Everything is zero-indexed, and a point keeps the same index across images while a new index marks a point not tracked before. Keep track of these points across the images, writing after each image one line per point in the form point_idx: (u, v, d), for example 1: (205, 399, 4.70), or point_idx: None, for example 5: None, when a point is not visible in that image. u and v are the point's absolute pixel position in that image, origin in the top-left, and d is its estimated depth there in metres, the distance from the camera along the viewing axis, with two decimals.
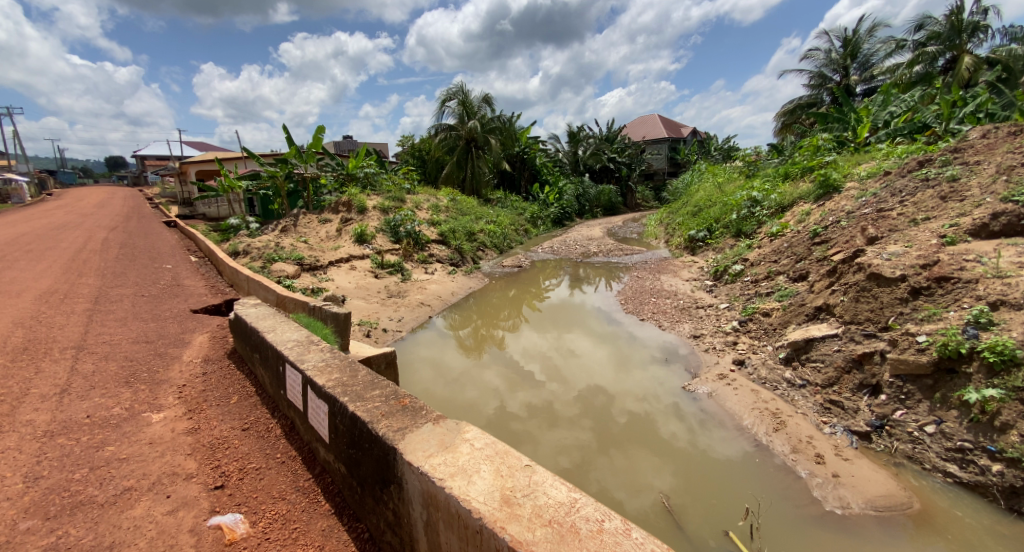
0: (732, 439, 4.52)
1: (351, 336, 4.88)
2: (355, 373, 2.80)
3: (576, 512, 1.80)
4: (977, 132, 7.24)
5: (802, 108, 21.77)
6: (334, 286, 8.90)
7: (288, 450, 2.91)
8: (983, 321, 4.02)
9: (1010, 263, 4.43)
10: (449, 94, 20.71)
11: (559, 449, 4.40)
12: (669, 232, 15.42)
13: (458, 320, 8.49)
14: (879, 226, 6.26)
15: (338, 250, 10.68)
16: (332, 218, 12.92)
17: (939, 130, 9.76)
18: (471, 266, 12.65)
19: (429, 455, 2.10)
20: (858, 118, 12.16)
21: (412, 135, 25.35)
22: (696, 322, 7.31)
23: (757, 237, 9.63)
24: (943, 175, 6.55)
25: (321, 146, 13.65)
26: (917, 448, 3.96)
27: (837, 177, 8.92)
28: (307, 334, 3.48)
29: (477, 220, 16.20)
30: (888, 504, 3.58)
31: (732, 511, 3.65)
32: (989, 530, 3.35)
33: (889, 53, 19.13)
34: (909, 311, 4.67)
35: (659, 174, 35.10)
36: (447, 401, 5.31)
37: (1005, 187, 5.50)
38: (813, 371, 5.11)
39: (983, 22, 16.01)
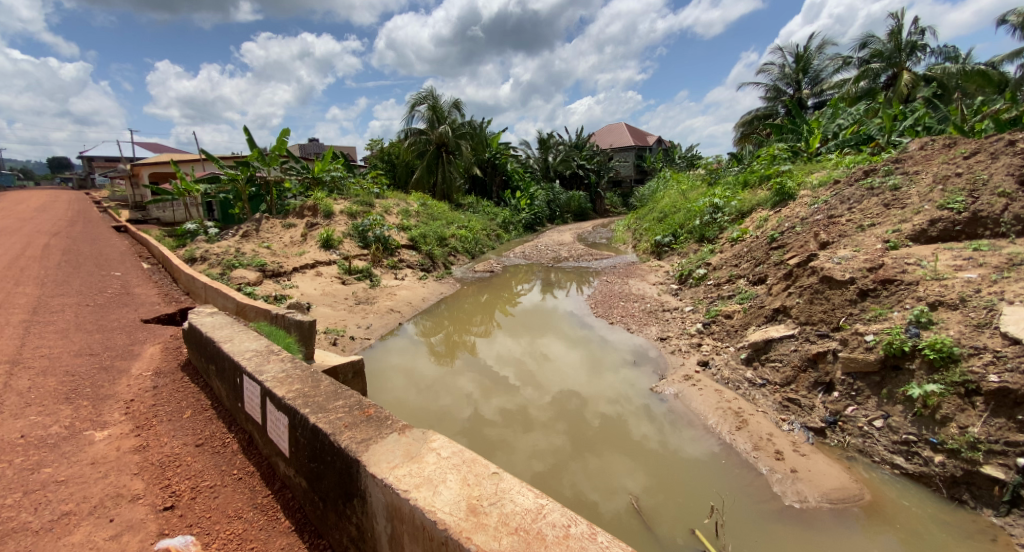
0: (700, 439, 4.62)
1: (315, 346, 4.75)
2: (317, 384, 2.72)
3: (542, 518, 1.80)
4: (915, 144, 7.74)
5: (759, 119, 22.80)
6: (298, 293, 8.64)
7: (246, 466, 2.80)
8: (923, 321, 4.28)
9: (947, 266, 4.75)
10: (419, 98, 20.55)
11: (533, 454, 4.39)
12: (636, 237, 15.76)
13: (428, 326, 8.40)
14: (830, 232, 6.56)
15: (303, 256, 10.39)
16: (296, 222, 12.57)
17: (883, 142, 10.39)
18: (442, 272, 12.56)
19: (393, 466, 2.06)
20: (810, 129, 12.80)
21: (381, 139, 25.04)
22: (662, 325, 7.48)
23: (719, 242, 9.95)
24: (887, 183, 6.95)
25: (285, 149, 13.32)
26: (868, 442, 4.16)
27: (792, 185, 9.32)
28: (266, 344, 3.35)
29: (447, 225, 16.11)
30: (842, 496, 3.74)
31: (697, 510, 3.72)
32: (933, 518, 3.54)
33: (837, 69, 20.27)
34: (858, 312, 4.91)
35: (627, 181, 35.91)
36: (419, 409, 5.22)
37: (942, 195, 5.87)
38: (771, 370, 5.30)
39: (920, 41, 17.17)
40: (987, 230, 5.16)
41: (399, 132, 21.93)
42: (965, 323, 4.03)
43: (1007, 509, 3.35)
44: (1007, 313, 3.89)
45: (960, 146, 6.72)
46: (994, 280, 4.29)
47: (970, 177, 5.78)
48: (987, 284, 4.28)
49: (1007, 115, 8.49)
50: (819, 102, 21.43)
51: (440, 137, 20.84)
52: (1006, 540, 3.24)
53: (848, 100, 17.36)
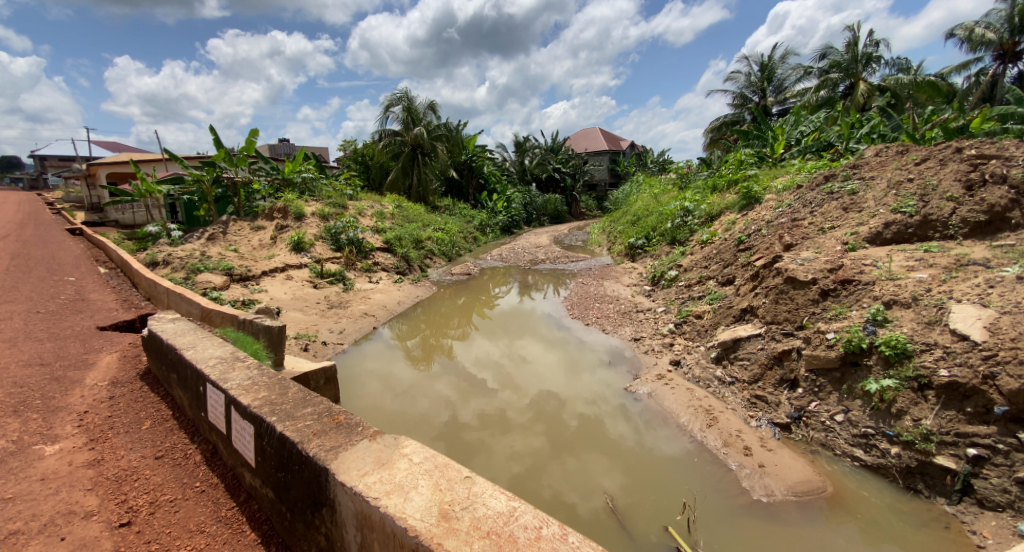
0: (674, 437, 4.71)
1: (285, 352, 4.64)
2: (284, 391, 2.65)
3: (514, 521, 1.80)
4: (871, 150, 8.10)
5: (727, 125, 23.49)
6: (268, 297, 8.42)
7: (209, 478, 2.70)
8: (880, 319, 4.47)
9: (900, 267, 4.99)
10: (393, 99, 20.35)
11: (511, 456, 4.39)
12: (610, 240, 15.98)
13: (404, 330, 8.31)
14: (794, 234, 6.80)
15: (273, 259, 10.12)
16: (265, 225, 12.25)
17: (842, 148, 10.85)
18: (418, 275, 12.44)
19: (364, 473, 2.03)
20: (775, 136, 13.26)
21: (354, 140, 24.68)
22: (636, 325, 7.60)
23: (690, 244, 10.19)
24: (845, 188, 7.25)
25: (254, 150, 12.99)
26: (829, 435, 4.32)
27: (758, 190, 9.63)
28: (231, 350, 3.25)
29: (423, 227, 15.98)
30: (806, 489, 3.87)
31: (670, 507, 3.79)
32: (891, 508, 3.69)
33: (799, 78, 21.08)
34: (820, 311, 5.10)
35: (602, 184, 36.38)
36: (395, 415, 5.15)
37: (896, 199, 6.17)
38: (740, 368, 5.45)
39: (875, 53, 18.02)
40: (936, 233, 5.45)
41: (373, 133, 21.66)
42: (917, 321, 4.24)
43: (959, 497, 3.52)
44: (954, 311, 4.11)
45: (911, 153, 7.08)
46: (943, 280, 4.53)
47: (921, 183, 6.09)
48: (937, 283, 4.51)
49: (954, 124, 8.98)
50: (782, 109, 22.21)
51: (415, 139, 20.67)
52: (958, 527, 3.40)
53: (809, 108, 18.05)
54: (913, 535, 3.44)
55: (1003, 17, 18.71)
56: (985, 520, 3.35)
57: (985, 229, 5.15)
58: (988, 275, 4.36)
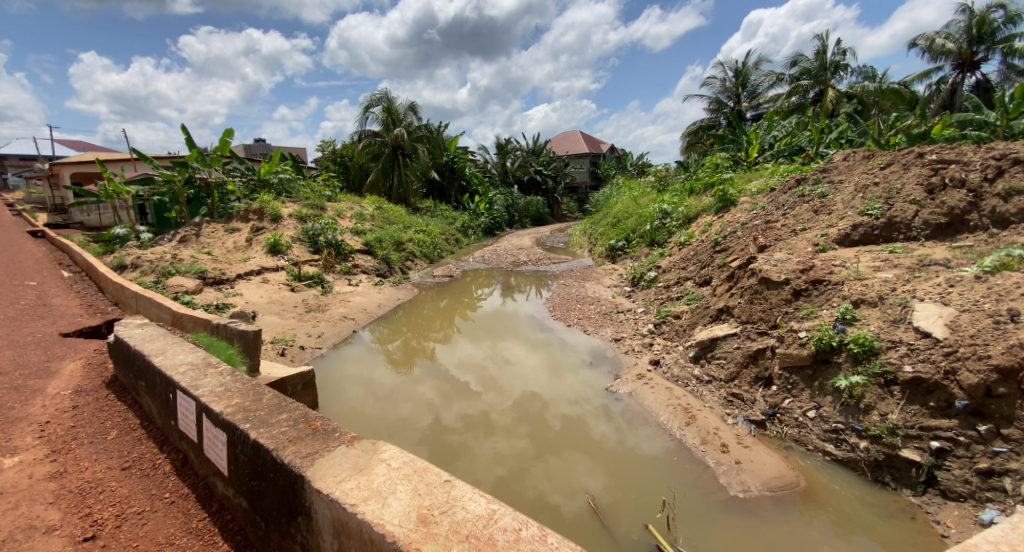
0: (655, 436, 4.78)
1: (260, 357, 4.55)
2: (259, 397, 2.60)
3: (493, 523, 1.80)
4: (840, 154, 8.37)
5: (703, 129, 23.97)
6: (243, 301, 8.23)
7: (179, 488, 2.63)
8: (848, 318, 4.62)
9: (868, 267, 5.16)
10: (372, 100, 20.14)
11: (495, 459, 4.38)
12: (591, 241, 16.11)
13: (385, 333, 8.22)
14: (767, 236, 6.97)
15: (248, 261, 9.90)
16: (240, 226, 11.97)
17: (812, 152, 11.18)
18: (398, 277, 12.32)
19: (341, 479, 2.00)
20: (749, 140, 13.59)
21: (332, 141, 24.34)
22: (617, 326, 7.68)
23: (669, 245, 10.36)
24: (815, 191, 7.47)
25: (228, 150, 12.71)
26: (802, 431, 4.44)
27: (733, 192, 9.84)
28: (203, 356, 3.16)
29: (404, 229, 15.85)
30: (780, 484, 3.96)
31: (651, 505, 3.83)
32: (860, 500, 3.80)
33: (772, 85, 21.65)
34: (793, 310, 5.24)
35: (582, 187, 36.69)
36: (377, 419, 5.08)
37: (863, 202, 6.38)
38: (717, 367, 5.55)
39: (843, 61, 18.65)
40: (900, 235, 5.66)
41: (352, 133, 21.40)
42: (883, 319, 4.40)
43: (924, 488, 3.65)
44: (918, 309, 4.27)
45: (877, 157, 7.34)
46: (907, 280, 4.70)
47: (886, 186, 6.32)
48: (901, 283, 4.68)
49: (917, 130, 9.36)
50: (756, 114, 22.79)
51: (395, 140, 20.49)
52: (923, 517, 3.52)
53: (781, 113, 18.56)
54: (881, 526, 3.55)
55: (961, 28, 19.58)
56: (948, 510, 3.48)
57: (946, 231, 5.37)
58: (949, 275, 4.54)
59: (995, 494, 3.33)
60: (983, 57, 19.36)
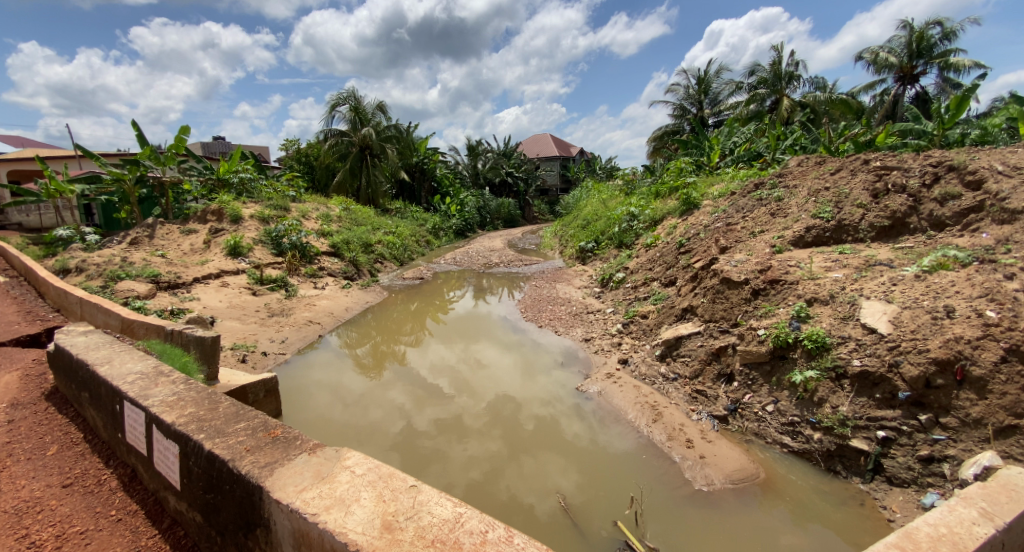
0: (626, 433, 4.86)
1: (218, 365, 4.36)
2: (215, 406, 2.51)
3: (459, 526, 1.79)
4: (795, 160, 8.77)
5: (668, 135, 24.64)
6: (200, 306, 7.90)
7: (127, 505, 2.50)
8: (802, 315, 4.84)
9: (820, 267, 5.42)
10: (339, 99, 19.74)
11: (468, 462, 4.35)
12: (562, 243, 16.29)
13: (353, 338, 8.06)
14: (728, 238, 7.21)
15: (205, 265, 9.50)
16: (198, 228, 11.47)
17: (770, 158, 11.68)
18: (367, 280, 12.10)
19: (301, 489, 1.95)
20: (711, 145, 14.06)
21: (296, 140, 23.72)
22: (586, 326, 7.77)
23: (636, 247, 10.58)
24: (772, 195, 7.79)
25: (184, 148, 12.19)
26: (762, 425, 4.60)
27: (696, 196, 10.14)
28: (153, 365, 3.01)
29: (372, 231, 15.59)
30: (742, 477, 4.10)
31: (620, 502, 3.89)
32: (815, 489, 3.96)
33: (732, 92, 22.47)
34: (752, 309, 5.45)
35: (553, 189, 37.07)
36: (347, 426, 4.96)
37: (815, 205, 6.69)
38: (682, 365, 5.72)
39: (796, 71, 19.56)
40: (849, 237, 5.96)
41: (318, 133, 20.90)
42: (834, 317, 4.63)
43: (872, 476, 3.84)
44: (864, 307, 4.52)
45: (828, 163, 7.73)
46: (855, 279, 4.97)
47: (835, 191, 6.65)
48: (850, 282, 4.94)
49: (864, 138, 9.91)
50: (717, 121, 23.57)
51: (362, 139, 20.13)
52: (872, 503, 3.70)
53: (741, 120, 19.26)
54: (834, 513, 3.71)
55: (902, 43, 20.87)
56: (894, 496, 3.67)
57: (889, 233, 5.71)
58: (892, 274, 4.83)
59: (936, 479, 3.55)
60: (922, 71, 20.66)
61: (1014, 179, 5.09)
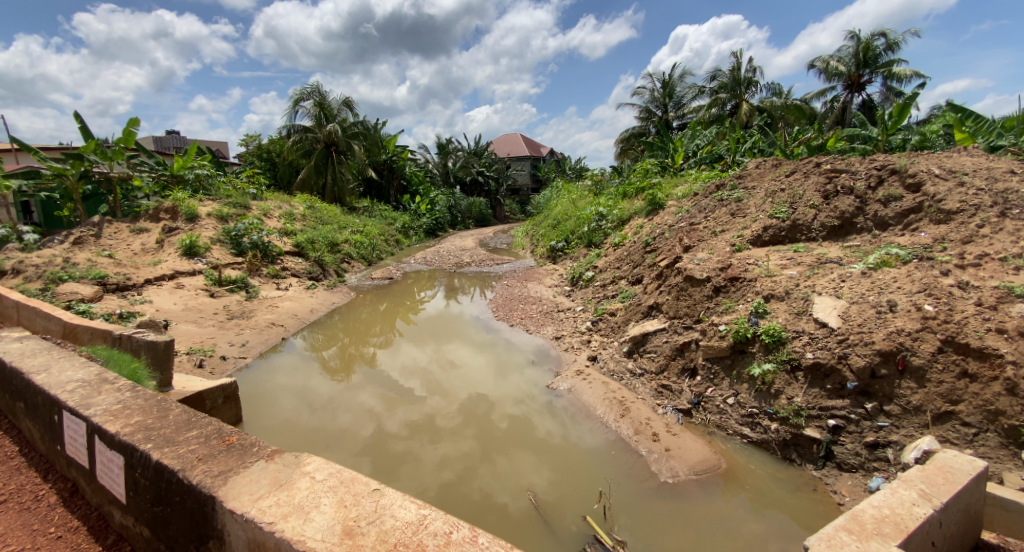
0: (596, 429, 4.99)
1: (172, 371, 4.23)
2: (164, 414, 2.48)
3: (423, 529, 1.82)
4: (753, 162, 9.15)
5: (634, 136, 25.20)
6: (153, 309, 7.61)
7: (67, 521, 2.44)
8: (761, 311, 5.09)
9: (777, 265, 5.71)
10: (303, 93, 19.30)
11: (441, 463, 4.38)
12: (533, 243, 16.45)
13: (320, 340, 7.93)
14: (691, 237, 7.47)
15: (159, 265, 9.15)
16: (149, 226, 11.02)
17: (730, 160, 12.14)
18: (334, 280, 11.89)
19: (257, 497, 1.95)
20: (675, 148, 14.48)
21: (257, 136, 23.05)
22: (557, 324, 7.91)
23: (604, 247, 10.80)
24: (732, 196, 8.13)
25: (134, 142, 11.69)
26: (723, 417, 4.80)
27: (661, 196, 10.44)
28: (97, 372, 2.92)
29: (339, 229, 15.33)
30: (704, 467, 4.27)
31: (589, 497, 4.01)
32: (772, 477, 4.15)
33: (694, 96, 23.18)
34: (713, 305, 5.69)
35: (524, 189, 37.31)
36: (316, 431, 4.90)
37: (772, 206, 7.02)
38: (648, 360, 5.92)
39: (754, 78, 20.37)
40: (803, 236, 6.28)
41: (281, 129, 20.36)
42: (789, 312, 4.90)
43: (823, 462, 4.07)
44: (817, 302, 4.79)
45: (783, 166, 8.12)
46: (808, 276, 5.26)
47: (790, 192, 7.00)
48: (803, 279, 5.23)
49: (816, 141, 10.44)
50: (681, 124, 24.25)
51: (328, 136, 19.73)
52: (823, 488, 3.92)
53: (703, 123, 19.90)
54: (789, 499, 3.91)
55: (851, 53, 22.03)
56: (843, 480, 3.89)
57: (839, 232, 6.06)
58: (841, 270, 5.14)
59: (881, 463, 3.79)
60: (868, 80, 21.82)
61: (949, 182, 5.56)
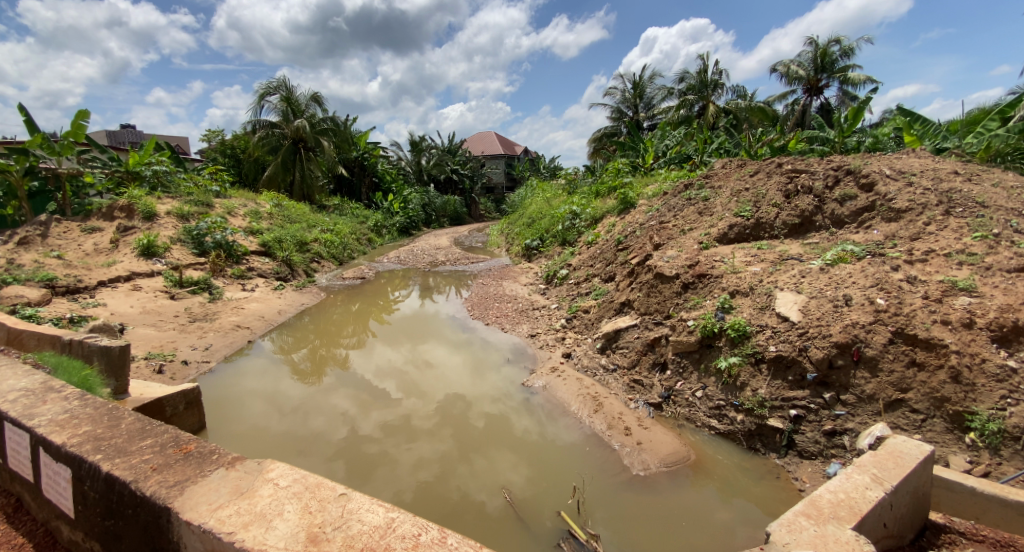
0: (572, 426, 5.05)
1: (128, 377, 4.04)
2: (115, 423, 2.39)
3: (391, 533, 1.81)
4: (719, 162, 9.41)
5: (606, 136, 25.52)
6: (107, 312, 7.28)
7: (11, 539, 2.34)
8: (727, 306, 5.26)
9: (742, 262, 5.90)
10: (269, 88, 18.76)
11: (418, 464, 4.36)
12: (508, 241, 16.47)
13: (289, 342, 7.74)
14: (661, 235, 7.63)
15: (113, 266, 8.76)
16: (103, 225, 10.52)
17: (698, 160, 12.45)
18: (303, 280, 11.62)
19: (216, 507, 1.90)
20: (646, 148, 14.74)
21: (220, 131, 22.29)
22: (532, 322, 7.96)
23: (578, 245, 10.91)
24: (700, 195, 8.34)
25: (84, 136, 11.16)
26: (692, 410, 4.94)
27: (632, 196, 10.62)
28: (42, 380, 2.79)
29: (308, 228, 14.98)
30: (674, 459, 4.38)
31: (564, 493, 4.06)
32: (738, 467, 4.29)
33: (664, 98, 23.64)
34: (682, 301, 5.84)
35: (499, 187, 37.30)
36: (287, 436, 4.80)
37: (737, 204, 7.25)
38: (620, 356, 6.03)
39: (720, 80, 20.92)
40: (766, 233, 6.51)
41: (245, 124, 19.73)
42: (753, 307, 5.07)
43: (786, 450, 4.23)
44: (779, 297, 4.98)
45: (748, 166, 8.38)
46: (771, 272, 5.46)
47: (754, 192, 7.24)
48: (767, 275, 5.42)
49: (778, 142, 10.81)
50: (651, 124, 24.70)
51: (296, 132, 19.23)
52: (785, 476, 4.08)
53: (672, 124, 20.33)
54: (754, 487, 4.05)
55: (810, 58, 22.89)
56: (804, 467, 4.06)
57: (800, 230, 6.31)
58: (801, 267, 5.35)
59: (838, 450, 3.97)
60: (825, 84, 22.72)
61: (899, 182, 5.88)
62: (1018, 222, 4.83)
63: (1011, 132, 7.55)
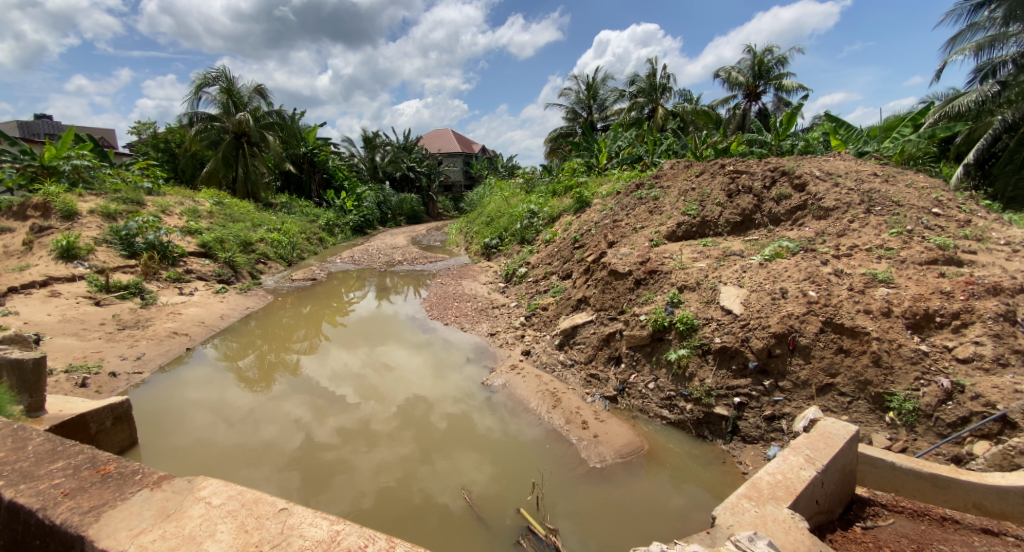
0: (534, 422, 5.09)
1: (45, 393, 3.72)
2: (22, 446, 2.20)
3: (335, 546, 1.77)
4: (668, 163, 9.75)
5: (561, 136, 25.84)
6: (21, 321, 6.66)
7: None
8: (676, 301, 5.46)
9: (689, 258, 6.14)
10: (207, 79, 17.68)
11: (377, 469, 4.26)
12: (467, 240, 16.37)
13: (235, 349, 7.36)
14: (615, 234, 7.83)
15: (26, 271, 8.01)
16: (14, 225, 9.61)
17: (649, 160, 12.85)
18: (249, 283, 11.07)
19: (138, 532, 1.79)
20: (599, 148, 15.06)
21: (153, 124, 20.86)
22: (491, 321, 7.95)
23: (536, 243, 11.00)
24: (650, 195, 8.61)
25: None
26: (645, 401, 5.10)
27: (587, 195, 10.83)
28: None
29: (253, 228, 14.28)
30: (629, 450, 4.50)
31: (525, 489, 4.08)
32: (688, 454, 4.47)
33: (615, 99, 24.21)
34: (635, 296, 6.02)
35: (456, 186, 37.05)
36: (236, 447, 4.56)
37: (684, 204, 7.52)
38: (577, 351, 6.15)
39: (668, 83, 21.63)
40: (711, 231, 6.81)
41: (181, 117, 18.55)
42: (700, 301, 5.30)
43: (730, 436, 4.45)
44: (723, 292, 5.23)
45: (694, 166, 8.72)
46: (716, 267, 5.72)
47: (699, 191, 7.55)
48: (712, 270, 5.68)
49: (722, 144, 11.33)
50: (604, 125, 25.24)
51: (238, 126, 18.24)
52: (731, 460, 4.29)
53: (624, 125, 20.86)
54: (703, 473, 4.24)
55: (749, 65, 24.09)
56: (747, 451, 4.29)
57: (742, 228, 6.63)
58: (743, 262, 5.64)
59: (777, 434, 4.22)
60: (763, 90, 24.00)
61: (827, 183, 6.30)
62: (928, 219, 5.31)
63: (922, 138, 8.29)
